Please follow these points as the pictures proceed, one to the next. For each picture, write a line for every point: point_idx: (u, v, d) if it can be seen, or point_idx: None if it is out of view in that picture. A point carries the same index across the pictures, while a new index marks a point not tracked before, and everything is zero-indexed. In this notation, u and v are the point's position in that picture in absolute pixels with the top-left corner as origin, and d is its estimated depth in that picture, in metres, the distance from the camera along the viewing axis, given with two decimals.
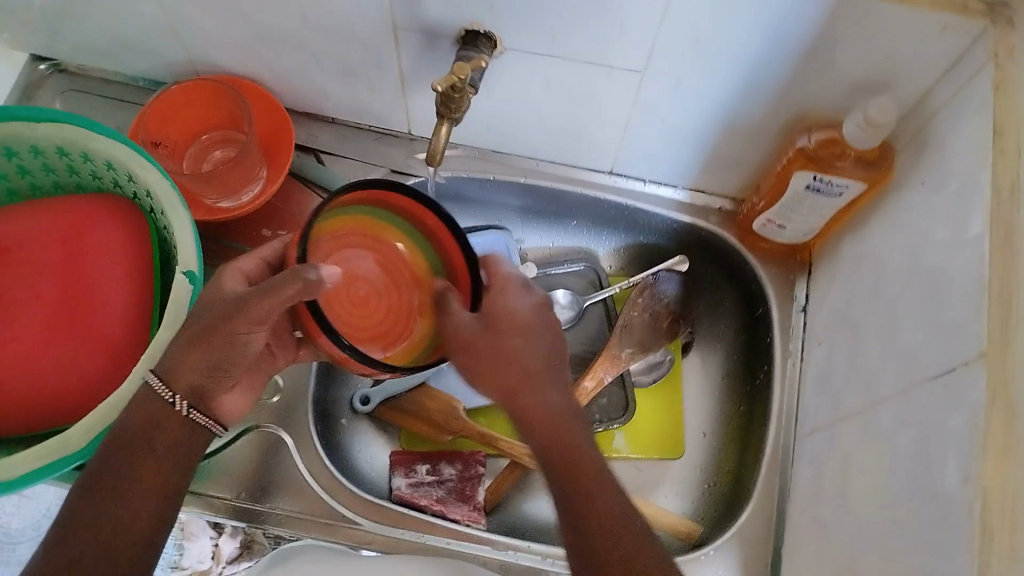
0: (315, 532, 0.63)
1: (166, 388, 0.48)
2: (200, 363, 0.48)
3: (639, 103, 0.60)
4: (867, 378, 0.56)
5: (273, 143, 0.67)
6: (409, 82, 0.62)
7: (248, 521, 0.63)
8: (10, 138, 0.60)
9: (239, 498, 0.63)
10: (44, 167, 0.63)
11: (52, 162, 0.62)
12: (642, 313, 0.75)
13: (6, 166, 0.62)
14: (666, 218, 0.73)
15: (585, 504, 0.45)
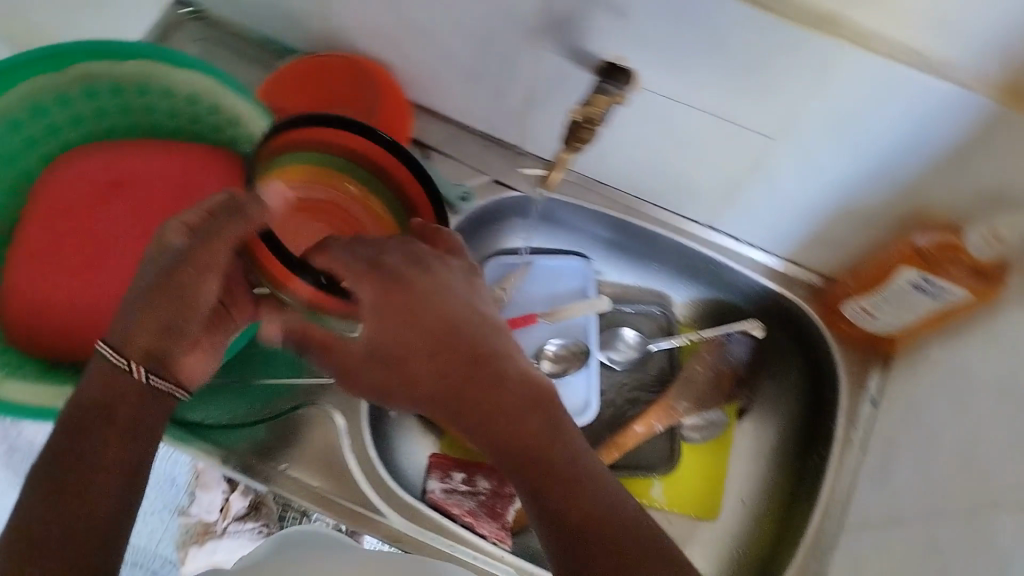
0: (343, 515, 0.63)
1: (122, 354, 0.47)
2: (153, 323, 0.48)
3: (760, 165, 0.61)
4: (933, 487, 0.55)
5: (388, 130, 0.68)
6: (539, 95, 0.64)
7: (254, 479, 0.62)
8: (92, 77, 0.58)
9: (249, 456, 0.63)
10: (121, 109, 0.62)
11: (132, 104, 0.62)
12: (706, 369, 0.75)
13: (83, 106, 0.61)
14: (753, 282, 0.72)
15: (552, 503, 0.43)
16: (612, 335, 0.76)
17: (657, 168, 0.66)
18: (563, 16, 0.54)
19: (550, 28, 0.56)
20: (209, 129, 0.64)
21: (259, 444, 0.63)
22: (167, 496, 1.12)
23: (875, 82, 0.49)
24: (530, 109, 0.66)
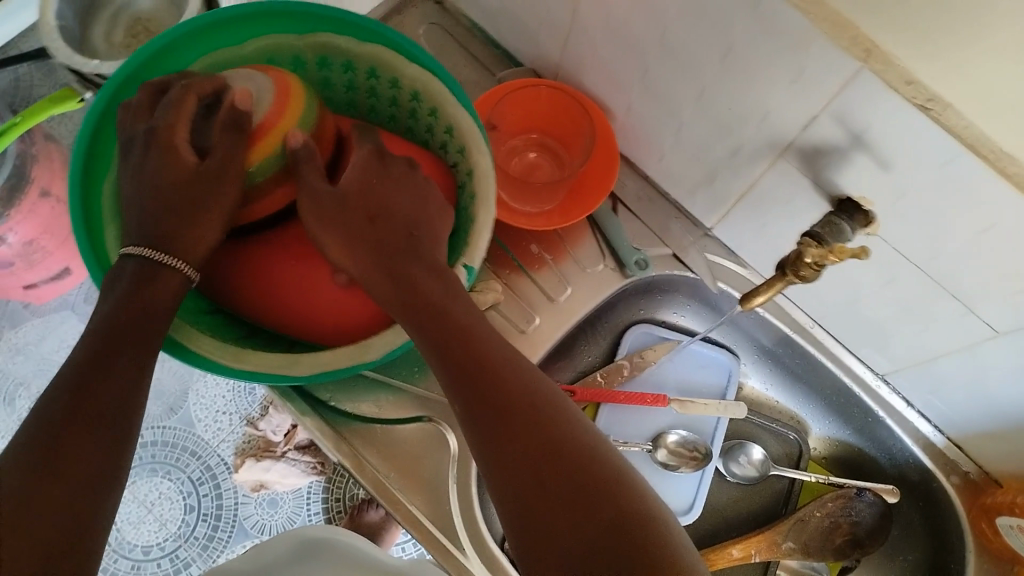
0: (428, 544, 0.63)
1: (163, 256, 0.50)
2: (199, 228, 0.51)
3: (966, 347, 0.55)
4: None
5: (593, 179, 0.65)
6: (752, 196, 0.59)
7: (343, 459, 0.64)
8: (349, 55, 0.61)
9: (345, 436, 0.65)
10: (372, 91, 0.64)
11: (381, 90, 0.64)
12: (824, 518, 0.70)
13: (340, 77, 0.64)
14: (905, 447, 0.67)
15: (519, 441, 0.43)
16: (736, 445, 0.72)
17: (848, 308, 0.61)
18: (819, 140, 0.49)
19: (795, 146, 0.52)
20: (425, 129, 0.64)
21: (358, 438, 0.65)
22: (240, 404, 1.07)
23: None
24: (736, 204, 0.62)
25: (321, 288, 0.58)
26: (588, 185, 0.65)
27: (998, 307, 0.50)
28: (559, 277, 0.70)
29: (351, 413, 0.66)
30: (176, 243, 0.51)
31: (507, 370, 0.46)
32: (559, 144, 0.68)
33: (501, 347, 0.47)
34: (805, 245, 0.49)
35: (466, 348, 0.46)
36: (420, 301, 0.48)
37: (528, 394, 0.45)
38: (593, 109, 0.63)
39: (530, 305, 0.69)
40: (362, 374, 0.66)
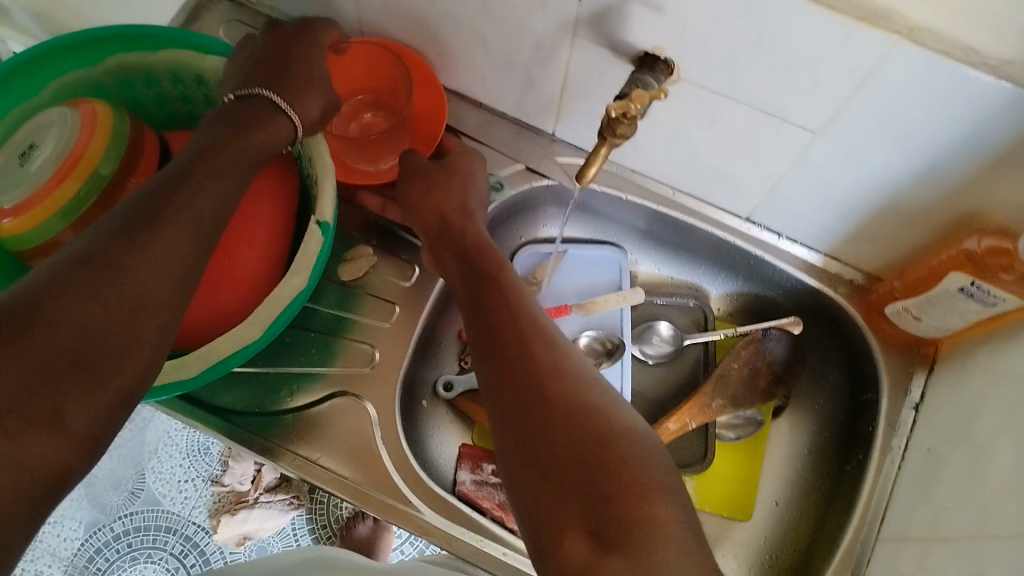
0: (375, 507, 0.63)
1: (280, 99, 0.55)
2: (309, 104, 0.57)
3: (801, 160, 0.58)
4: (978, 506, 0.51)
5: (426, 120, 0.68)
6: (572, 85, 0.61)
7: (271, 458, 0.64)
8: (151, 67, 0.62)
9: (267, 437, 0.64)
10: (183, 97, 0.65)
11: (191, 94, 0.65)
12: (742, 366, 0.72)
13: (148, 94, 0.65)
14: (791, 277, 0.69)
15: (540, 432, 0.46)
16: (646, 329, 0.75)
17: (695, 161, 0.64)
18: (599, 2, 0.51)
19: (584, 20, 0.53)
20: None
21: (273, 432, 0.65)
22: (198, 467, 1.04)
23: (926, 79, 0.46)
24: (562, 98, 0.64)
25: (211, 293, 0.58)
26: (422, 128, 0.68)
27: (808, 110, 0.52)
28: None
29: (262, 411, 0.65)
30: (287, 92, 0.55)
31: (559, 399, 0.47)
32: (379, 94, 0.70)
33: (560, 369, 0.49)
34: (608, 108, 0.50)
35: (522, 363, 0.50)
36: (476, 291, 0.57)
37: (576, 414, 0.46)
38: (412, 54, 0.66)
39: (406, 259, 0.71)
40: (261, 370, 0.66)
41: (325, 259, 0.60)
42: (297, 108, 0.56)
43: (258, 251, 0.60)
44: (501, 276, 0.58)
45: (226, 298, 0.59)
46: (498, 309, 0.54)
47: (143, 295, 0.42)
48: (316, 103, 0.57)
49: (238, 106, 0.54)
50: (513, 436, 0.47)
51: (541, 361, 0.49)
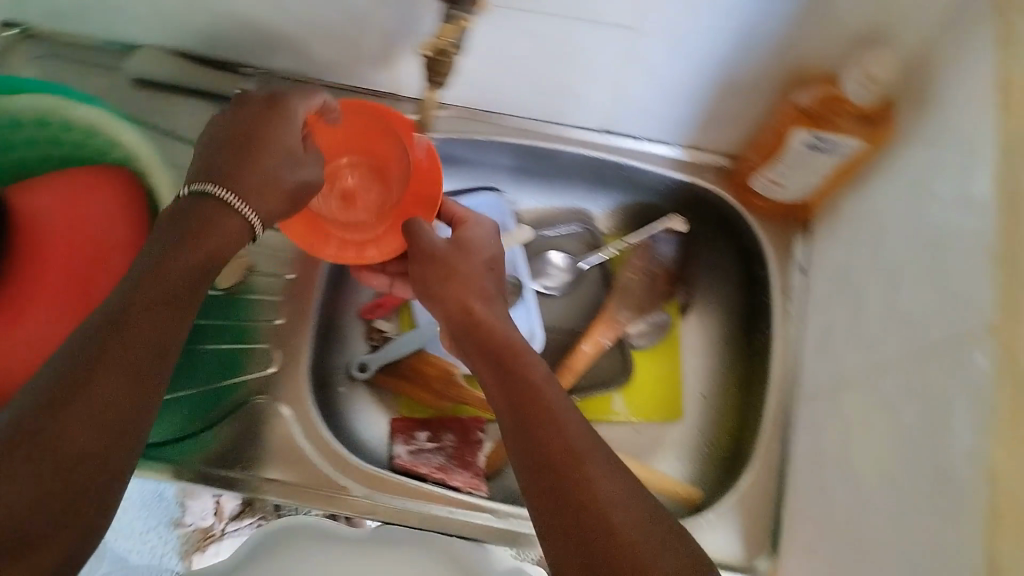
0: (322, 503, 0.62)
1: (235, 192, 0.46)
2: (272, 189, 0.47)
3: (632, 58, 0.58)
4: (867, 341, 0.52)
5: (414, 175, 0.57)
6: (394, 40, 0.60)
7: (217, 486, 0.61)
8: None
9: (202, 465, 0.62)
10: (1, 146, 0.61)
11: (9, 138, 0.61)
12: (640, 275, 0.74)
13: None
14: (662, 176, 0.72)
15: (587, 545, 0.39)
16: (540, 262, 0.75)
17: (536, 84, 0.64)
18: None
19: None
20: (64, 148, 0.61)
21: (200, 457, 0.62)
22: None
23: None
24: (392, 56, 0.62)
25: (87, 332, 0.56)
26: (421, 186, 0.57)
27: (619, 8, 0.53)
28: None
29: (182, 437, 0.63)
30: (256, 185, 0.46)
31: (594, 495, 0.41)
32: (376, 161, 0.61)
33: (587, 456, 0.43)
34: (419, 49, 0.51)
35: (546, 445, 0.43)
36: (486, 361, 0.50)
37: (614, 514, 0.40)
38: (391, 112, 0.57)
39: (281, 251, 0.70)
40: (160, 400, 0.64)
41: None
42: (255, 201, 0.46)
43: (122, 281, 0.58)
44: (500, 334, 0.51)
45: None
46: (515, 381, 0.48)
47: (84, 448, 0.36)
48: (262, 185, 0.46)
49: (194, 204, 0.45)
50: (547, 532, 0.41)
51: (565, 445, 0.43)
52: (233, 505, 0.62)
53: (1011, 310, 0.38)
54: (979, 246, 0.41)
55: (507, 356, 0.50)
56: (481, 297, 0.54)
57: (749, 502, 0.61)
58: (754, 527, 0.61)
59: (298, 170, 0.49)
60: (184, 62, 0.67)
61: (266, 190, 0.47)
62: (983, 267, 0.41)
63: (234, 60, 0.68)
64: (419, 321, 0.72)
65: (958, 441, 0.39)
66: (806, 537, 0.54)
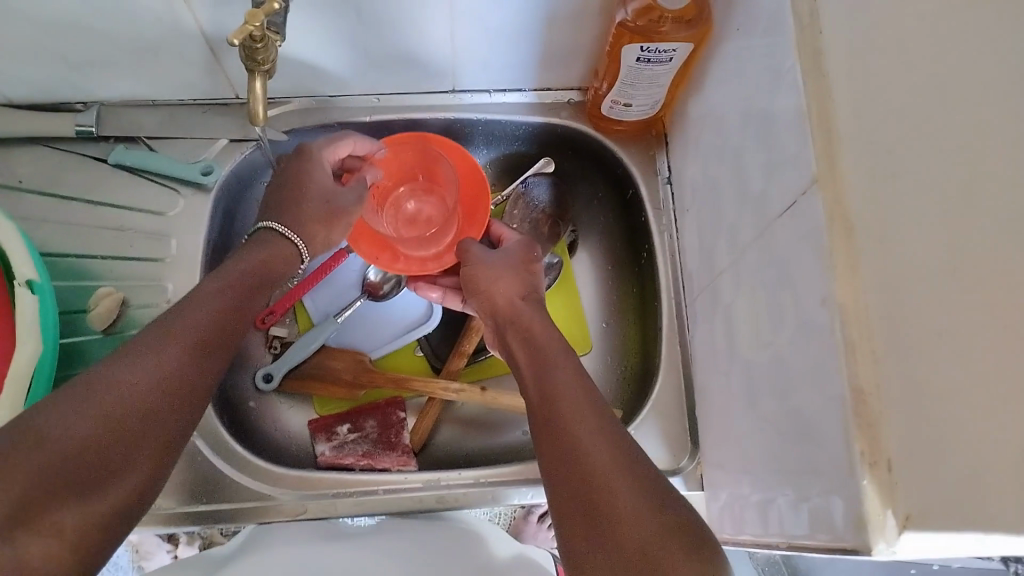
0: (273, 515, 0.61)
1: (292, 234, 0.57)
2: (312, 223, 0.58)
3: (455, 13, 0.59)
4: (730, 230, 0.55)
5: (471, 196, 0.67)
6: (216, 44, 0.59)
7: (201, 522, 0.60)
8: None
9: (175, 505, 0.61)
10: None
11: None
12: (521, 224, 0.75)
13: None
14: (519, 123, 0.72)
15: (574, 446, 0.44)
16: None
17: (371, 58, 0.64)
18: None
19: None
20: None
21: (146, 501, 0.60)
22: None
23: None
24: (218, 60, 0.61)
25: None
26: (472, 205, 0.67)
27: None
28: (155, 236, 0.65)
29: None
30: (294, 223, 0.57)
31: (592, 456, 0.43)
32: (427, 183, 0.70)
33: (592, 426, 0.45)
34: (230, 39, 0.45)
35: (562, 411, 0.47)
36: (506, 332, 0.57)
37: (605, 478, 0.42)
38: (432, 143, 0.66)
39: (153, 278, 0.64)
40: None
41: (52, 318, 0.54)
42: (306, 238, 0.58)
43: None
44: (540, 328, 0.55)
45: None
46: (530, 337, 0.54)
47: (123, 423, 0.40)
48: (307, 220, 0.58)
49: (253, 239, 0.57)
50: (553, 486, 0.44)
51: (577, 414, 0.46)
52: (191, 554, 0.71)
53: (829, 164, 0.40)
54: (797, 113, 0.43)
55: (520, 326, 0.56)
56: (520, 296, 0.58)
57: (663, 409, 0.64)
58: (674, 431, 0.64)
59: (346, 197, 0.59)
60: (8, 110, 0.64)
61: (302, 227, 0.57)
62: (802, 130, 0.43)
63: (62, 99, 0.65)
64: (315, 316, 0.73)
65: (808, 291, 0.42)
66: (717, 425, 0.57)
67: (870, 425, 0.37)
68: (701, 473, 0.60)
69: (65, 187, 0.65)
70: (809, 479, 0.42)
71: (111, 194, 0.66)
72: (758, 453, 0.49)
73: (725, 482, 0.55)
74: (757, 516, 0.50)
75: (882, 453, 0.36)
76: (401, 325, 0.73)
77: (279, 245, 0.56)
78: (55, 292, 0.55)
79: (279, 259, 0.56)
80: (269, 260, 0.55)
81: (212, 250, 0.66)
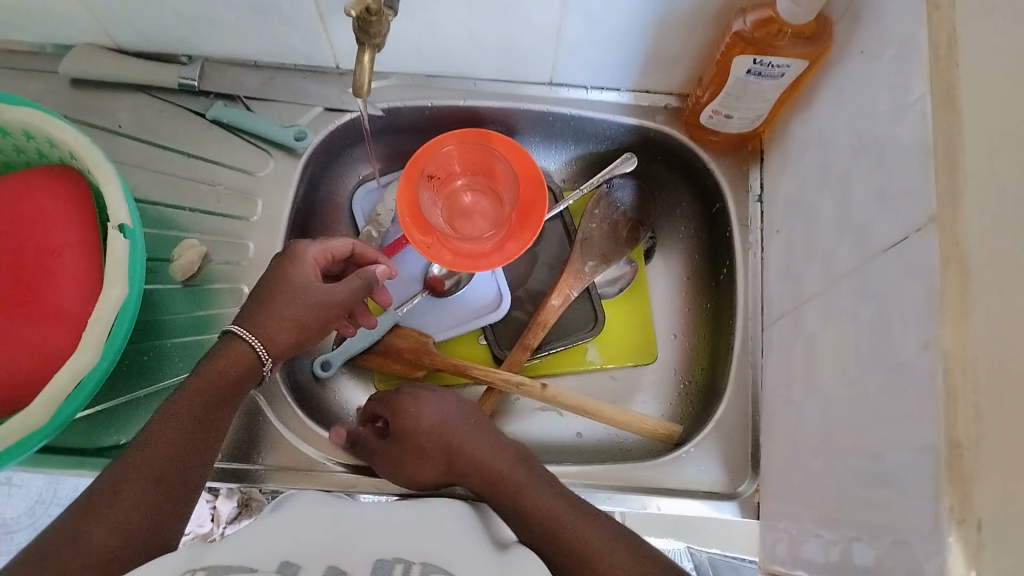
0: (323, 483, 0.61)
1: (255, 339, 0.52)
2: (283, 326, 0.54)
3: (568, 3, 0.58)
4: (824, 257, 0.53)
5: (528, 200, 0.67)
6: (328, 12, 0.59)
7: (247, 481, 0.61)
8: None
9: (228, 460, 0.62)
10: None
11: None
12: (601, 225, 0.73)
13: None
14: (613, 124, 0.71)
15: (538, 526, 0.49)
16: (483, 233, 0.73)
17: (475, 43, 0.64)
18: None
19: None
20: (13, 152, 0.60)
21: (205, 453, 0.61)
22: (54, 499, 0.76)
23: None
24: (327, 28, 0.61)
25: (41, 337, 0.52)
26: (524, 205, 0.67)
27: None
28: (242, 194, 0.66)
29: None
30: (261, 327, 0.53)
31: (581, 533, 0.48)
32: (484, 179, 0.70)
33: (566, 512, 0.49)
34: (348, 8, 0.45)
35: (540, 517, 0.49)
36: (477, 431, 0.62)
37: (582, 537, 0.47)
38: (492, 136, 0.68)
39: (236, 237, 0.65)
40: (118, 401, 0.60)
41: (140, 263, 0.55)
42: (268, 342, 0.53)
43: (68, 280, 0.54)
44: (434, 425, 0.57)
45: (55, 335, 0.53)
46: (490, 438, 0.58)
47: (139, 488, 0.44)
48: (285, 324, 0.54)
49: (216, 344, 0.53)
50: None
51: (548, 507, 0.50)
52: (230, 507, 0.64)
53: (950, 200, 0.39)
54: (920, 145, 0.41)
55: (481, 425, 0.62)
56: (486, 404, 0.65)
57: (727, 430, 0.63)
58: (734, 453, 0.62)
59: (325, 294, 0.56)
60: (117, 56, 0.66)
61: (276, 328, 0.53)
62: (924, 163, 0.41)
63: (171, 51, 0.67)
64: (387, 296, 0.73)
65: (910, 331, 0.40)
66: (784, 454, 0.56)
67: (962, 480, 0.35)
68: (757, 500, 0.59)
69: (162, 137, 0.67)
70: (884, 523, 0.41)
71: (205, 148, 0.66)
72: (828, 489, 0.48)
73: (787, 512, 0.54)
74: (818, 551, 0.48)
75: (972, 510, 0.34)
76: (469, 311, 0.72)
77: (235, 348, 0.52)
78: (144, 236, 0.56)
79: (241, 371, 0.51)
80: (221, 373, 0.50)
81: (296, 215, 0.67)
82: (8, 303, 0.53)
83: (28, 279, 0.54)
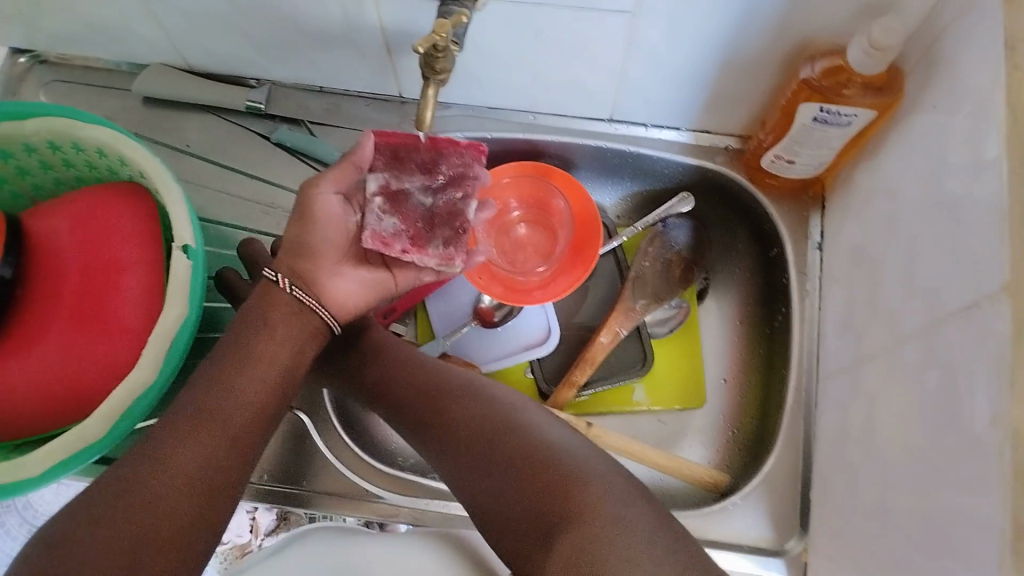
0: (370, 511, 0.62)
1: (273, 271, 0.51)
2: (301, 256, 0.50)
3: (634, 43, 0.58)
4: (888, 314, 0.51)
5: (583, 239, 0.67)
6: (395, 46, 0.60)
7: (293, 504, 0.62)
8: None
9: (274, 483, 0.62)
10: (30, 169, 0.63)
11: (47, 158, 0.62)
12: (654, 263, 0.72)
13: (6, 170, 0.63)
14: (672, 163, 0.70)
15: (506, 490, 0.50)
16: None
17: (539, 78, 0.64)
18: None
19: None
20: (85, 167, 0.63)
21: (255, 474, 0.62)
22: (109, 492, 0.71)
23: None
24: (395, 60, 0.62)
25: (100, 349, 0.54)
26: (577, 244, 0.67)
27: None
28: None
29: None
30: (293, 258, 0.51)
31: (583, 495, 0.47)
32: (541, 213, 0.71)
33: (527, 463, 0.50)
34: (415, 44, 0.45)
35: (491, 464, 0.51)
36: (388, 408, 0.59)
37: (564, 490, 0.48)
38: (550, 172, 0.68)
39: None
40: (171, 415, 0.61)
41: (200, 282, 0.56)
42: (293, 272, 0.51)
43: (131, 296, 0.55)
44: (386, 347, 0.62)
45: (115, 348, 0.54)
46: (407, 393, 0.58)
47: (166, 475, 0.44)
48: (319, 244, 0.50)
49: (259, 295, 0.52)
50: (502, 545, 0.50)
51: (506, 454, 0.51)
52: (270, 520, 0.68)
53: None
54: (994, 209, 0.40)
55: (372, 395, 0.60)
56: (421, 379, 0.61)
57: (775, 483, 0.61)
58: (782, 508, 0.60)
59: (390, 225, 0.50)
60: (188, 76, 0.68)
61: (298, 259, 0.51)
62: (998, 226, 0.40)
63: (241, 74, 0.68)
64: (435, 328, 0.73)
65: (978, 400, 0.38)
66: (836, 514, 0.54)
67: None
68: (806, 559, 0.57)
69: (228, 157, 0.68)
70: None
71: (267, 170, 0.68)
72: (884, 556, 0.46)
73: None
74: None
75: None
76: (520, 344, 0.72)
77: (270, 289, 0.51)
78: (207, 256, 0.57)
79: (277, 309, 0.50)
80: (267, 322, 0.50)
81: None
82: (70, 317, 0.55)
83: (92, 294, 0.55)
